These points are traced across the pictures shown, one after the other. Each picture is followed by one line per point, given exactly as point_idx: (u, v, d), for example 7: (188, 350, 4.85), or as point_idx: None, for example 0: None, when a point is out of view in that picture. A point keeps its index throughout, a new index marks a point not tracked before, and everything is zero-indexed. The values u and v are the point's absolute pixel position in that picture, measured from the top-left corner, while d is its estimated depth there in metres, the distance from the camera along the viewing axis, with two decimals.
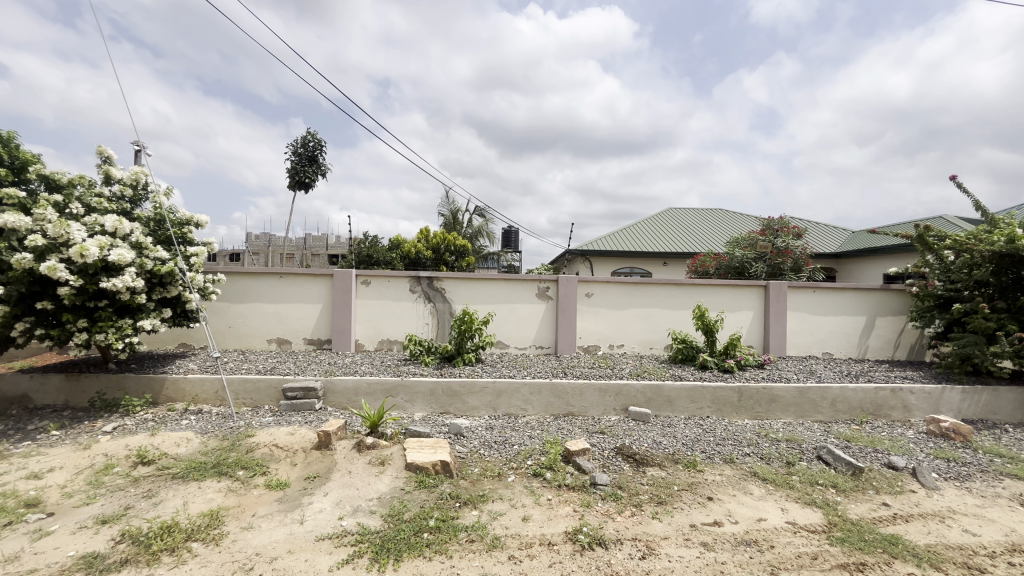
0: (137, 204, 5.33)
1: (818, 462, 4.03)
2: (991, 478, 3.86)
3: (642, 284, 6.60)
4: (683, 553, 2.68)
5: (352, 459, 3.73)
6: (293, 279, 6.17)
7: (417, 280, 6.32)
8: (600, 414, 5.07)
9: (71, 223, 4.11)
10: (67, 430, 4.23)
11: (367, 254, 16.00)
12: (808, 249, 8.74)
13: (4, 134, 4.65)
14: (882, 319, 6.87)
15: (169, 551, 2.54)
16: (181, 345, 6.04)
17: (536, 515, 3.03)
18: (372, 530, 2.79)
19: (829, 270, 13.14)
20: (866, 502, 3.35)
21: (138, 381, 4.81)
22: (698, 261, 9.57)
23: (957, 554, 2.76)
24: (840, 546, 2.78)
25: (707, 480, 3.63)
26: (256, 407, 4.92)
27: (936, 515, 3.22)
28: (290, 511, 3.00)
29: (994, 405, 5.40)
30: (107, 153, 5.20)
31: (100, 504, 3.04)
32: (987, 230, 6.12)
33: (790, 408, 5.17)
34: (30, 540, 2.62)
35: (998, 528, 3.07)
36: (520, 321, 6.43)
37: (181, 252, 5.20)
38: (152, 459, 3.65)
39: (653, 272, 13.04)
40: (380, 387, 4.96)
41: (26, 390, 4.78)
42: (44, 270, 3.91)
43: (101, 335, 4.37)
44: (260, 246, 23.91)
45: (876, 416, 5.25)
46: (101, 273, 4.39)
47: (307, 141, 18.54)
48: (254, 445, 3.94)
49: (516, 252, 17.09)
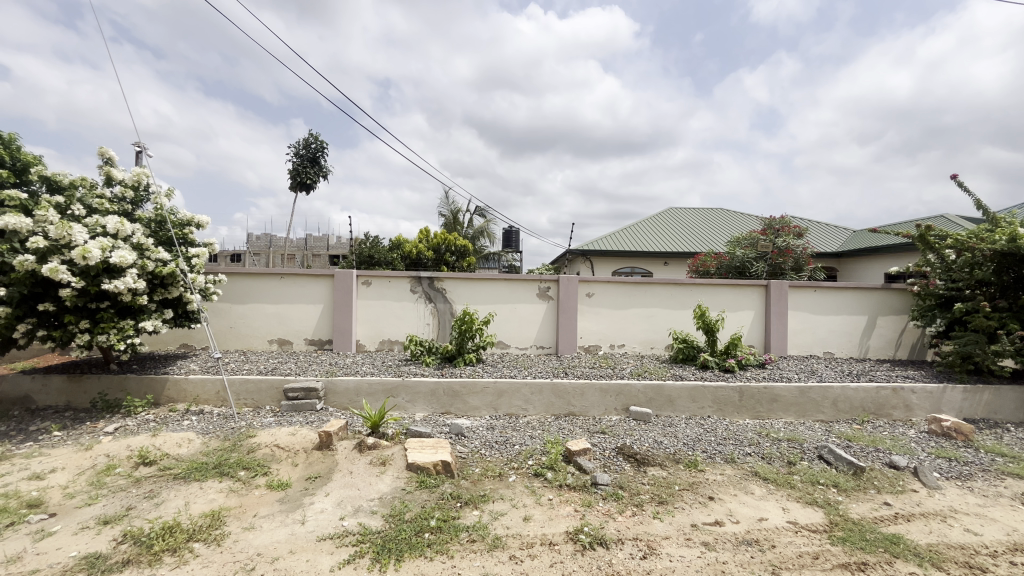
0: (138, 205, 5.34)
1: (820, 461, 4.03)
2: (993, 477, 3.85)
3: (643, 284, 6.59)
4: (684, 552, 2.68)
5: (354, 459, 3.74)
6: (293, 280, 6.18)
7: (418, 281, 6.33)
8: (601, 414, 5.07)
9: (73, 225, 4.12)
10: (69, 431, 4.25)
11: (368, 254, 16.02)
12: (809, 248, 8.73)
13: (5, 135, 4.71)
14: (883, 318, 6.86)
15: (171, 551, 2.55)
16: (183, 346, 6.05)
17: (537, 515, 3.03)
18: (373, 530, 2.79)
19: (830, 270, 13.12)
20: (868, 502, 3.35)
21: (140, 381, 4.82)
22: (698, 261, 9.56)
23: (958, 554, 2.75)
24: (842, 546, 2.78)
25: (709, 480, 3.62)
26: (257, 408, 4.93)
27: (937, 514, 3.22)
28: (292, 511, 3.00)
29: (995, 404, 5.39)
30: (108, 155, 5.21)
31: (103, 504, 3.05)
32: (988, 229, 6.12)
33: (792, 407, 5.16)
34: (33, 540, 2.63)
35: (1000, 527, 3.06)
36: (521, 321, 6.44)
37: (183, 253, 5.22)
38: (154, 460, 3.66)
39: (654, 271, 13.04)
40: (381, 388, 4.96)
41: (28, 391, 4.79)
42: (45, 271, 3.91)
43: (103, 336, 4.39)
44: (261, 247, 23.96)
45: (877, 415, 5.24)
46: (103, 275, 4.41)
47: (309, 142, 18.53)
48: (255, 445, 3.95)
49: (517, 252, 17.10)
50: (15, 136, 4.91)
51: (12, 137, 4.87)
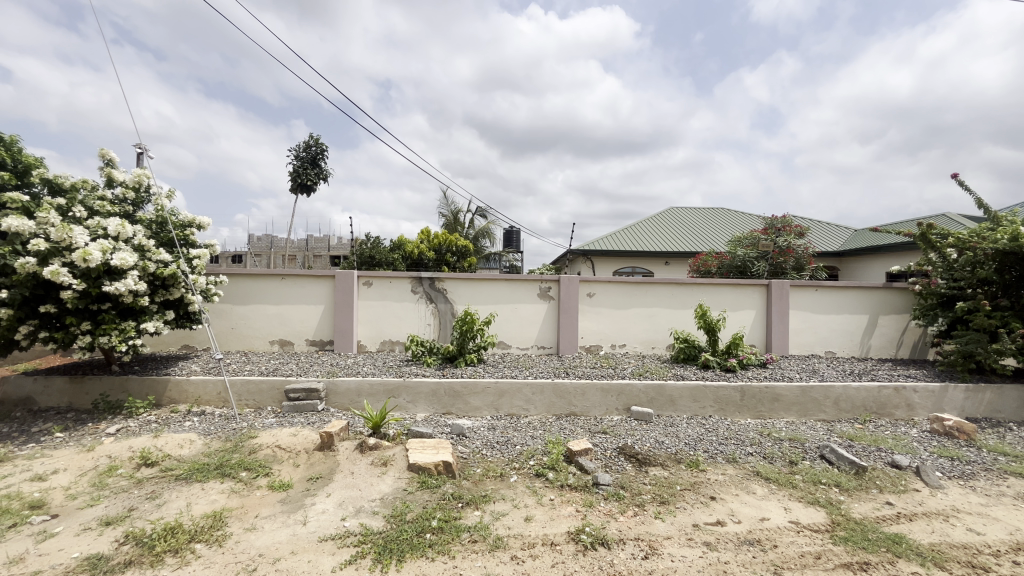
0: (139, 207, 5.35)
1: (821, 461, 4.03)
2: (996, 476, 3.84)
3: (644, 284, 6.59)
4: (685, 552, 2.68)
5: (355, 459, 3.75)
6: (294, 281, 6.18)
7: (418, 281, 6.33)
8: (602, 414, 5.07)
9: (74, 227, 4.14)
10: (71, 433, 4.25)
11: (369, 255, 16.03)
12: (810, 248, 8.71)
13: (7, 137, 4.74)
14: (885, 317, 6.85)
15: (173, 552, 2.55)
16: (184, 347, 6.06)
17: (538, 515, 3.03)
18: (375, 530, 2.80)
19: (832, 270, 13.09)
20: (870, 502, 3.34)
21: (141, 382, 4.83)
22: (699, 261, 9.56)
23: (961, 553, 2.74)
24: (844, 545, 2.77)
25: (710, 480, 3.62)
26: (259, 408, 4.94)
27: (940, 513, 3.21)
28: (294, 512, 3.01)
29: (998, 403, 5.39)
30: (109, 156, 5.22)
31: (105, 506, 3.06)
32: (989, 227, 6.10)
33: (793, 407, 5.15)
34: (35, 542, 2.64)
35: (1003, 527, 3.05)
36: (521, 321, 6.44)
37: (184, 254, 5.24)
38: (155, 461, 3.67)
39: (655, 271, 13.03)
40: (382, 388, 4.96)
41: (30, 393, 4.80)
42: (46, 274, 3.92)
43: (105, 338, 4.41)
44: (262, 249, 24.06)
45: (879, 414, 5.23)
46: (105, 277, 4.42)
47: (309, 144, 18.58)
48: (257, 446, 3.95)
49: (517, 252, 17.11)
50: (16, 138, 4.93)
51: (13, 139, 4.88)
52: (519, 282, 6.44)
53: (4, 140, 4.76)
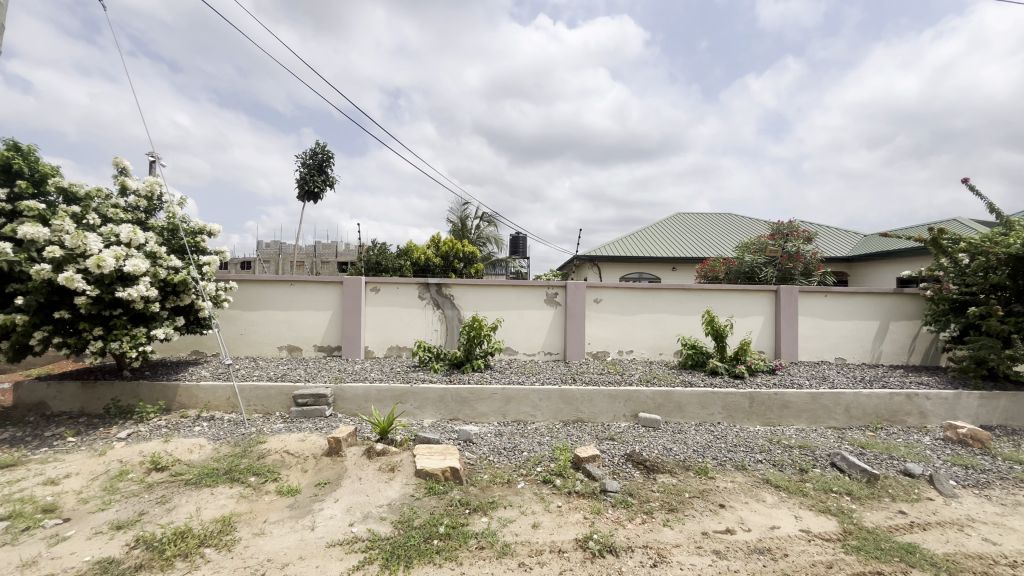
0: (152, 214, 5.45)
1: (833, 468, 3.97)
2: (1012, 485, 3.76)
3: (652, 289, 6.57)
4: (694, 560, 2.65)
5: (362, 465, 3.76)
6: (303, 287, 6.25)
7: (426, 287, 6.37)
8: (610, 420, 5.04)
9: (88, 235, 4.24)
10: (82, 437, 4.32)
11: (376, 262, 16.01)
12: (818, 253, 8.65)
13: (26, 147, 4.76)
14: (896, 324, 6.76)
15: (182, 556, 2.57)
16: (193, 352, 6.14)
17: (546, 521, 3.02)
18: (382, 536, 2.81)
19: (839, 274, 12.96)
20: (882, 511, 3.29)
21: (152, 388, 4.90)
22: (707, 266, 9.56)
23: (976, 564, 2.68)
24: (856, 555, 2.73)
25: (719, 488, 3.58)
26: (268, 414, 4.98)
27: (954, 523, 3.15)
28: (302, 518, 3.03)
29: (1013, 410, 5.28)
30: (122, 165, 5.36)
31: (115, 510, 3.09)
32: (1003, 232, 5.98)
33: (803, 414, 5.10)
34: (47, 545, 2.68)
35: (1019, 537, 2.98)
36: (528, 326, 6.45)
37: (194, 260, 5.32)
38: (166, 465, 3.72)
39: (662, 277, 13.02)
40: (389, 393, 4.99)
41: (44, 398, 4.88)
42: (61, 280, 4.01)
43: (116, 343, 4.47)
44: (272, 255, 24.31)
45: (891, 422, 5.16)
46: (117, 283, 4.50)
47: (314, 151, 18.74)
48: (265, 452, 3.97)
49: (523, 257, 16.92)
50: (33, 146, 4.90)
51: (31, 148, 4.87)
52: (525, 287, 6.46)
53: (22, 149, 4.77)
